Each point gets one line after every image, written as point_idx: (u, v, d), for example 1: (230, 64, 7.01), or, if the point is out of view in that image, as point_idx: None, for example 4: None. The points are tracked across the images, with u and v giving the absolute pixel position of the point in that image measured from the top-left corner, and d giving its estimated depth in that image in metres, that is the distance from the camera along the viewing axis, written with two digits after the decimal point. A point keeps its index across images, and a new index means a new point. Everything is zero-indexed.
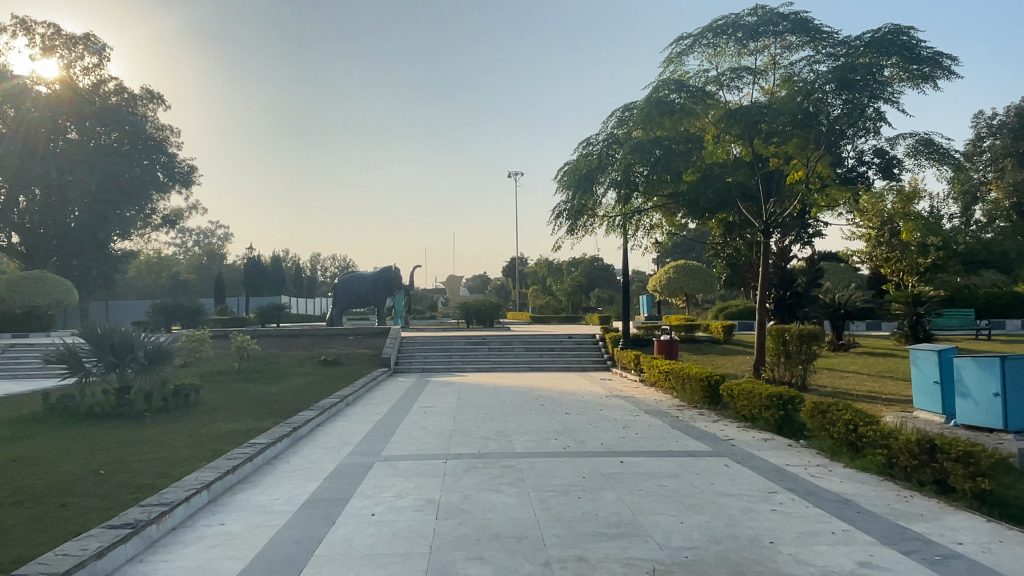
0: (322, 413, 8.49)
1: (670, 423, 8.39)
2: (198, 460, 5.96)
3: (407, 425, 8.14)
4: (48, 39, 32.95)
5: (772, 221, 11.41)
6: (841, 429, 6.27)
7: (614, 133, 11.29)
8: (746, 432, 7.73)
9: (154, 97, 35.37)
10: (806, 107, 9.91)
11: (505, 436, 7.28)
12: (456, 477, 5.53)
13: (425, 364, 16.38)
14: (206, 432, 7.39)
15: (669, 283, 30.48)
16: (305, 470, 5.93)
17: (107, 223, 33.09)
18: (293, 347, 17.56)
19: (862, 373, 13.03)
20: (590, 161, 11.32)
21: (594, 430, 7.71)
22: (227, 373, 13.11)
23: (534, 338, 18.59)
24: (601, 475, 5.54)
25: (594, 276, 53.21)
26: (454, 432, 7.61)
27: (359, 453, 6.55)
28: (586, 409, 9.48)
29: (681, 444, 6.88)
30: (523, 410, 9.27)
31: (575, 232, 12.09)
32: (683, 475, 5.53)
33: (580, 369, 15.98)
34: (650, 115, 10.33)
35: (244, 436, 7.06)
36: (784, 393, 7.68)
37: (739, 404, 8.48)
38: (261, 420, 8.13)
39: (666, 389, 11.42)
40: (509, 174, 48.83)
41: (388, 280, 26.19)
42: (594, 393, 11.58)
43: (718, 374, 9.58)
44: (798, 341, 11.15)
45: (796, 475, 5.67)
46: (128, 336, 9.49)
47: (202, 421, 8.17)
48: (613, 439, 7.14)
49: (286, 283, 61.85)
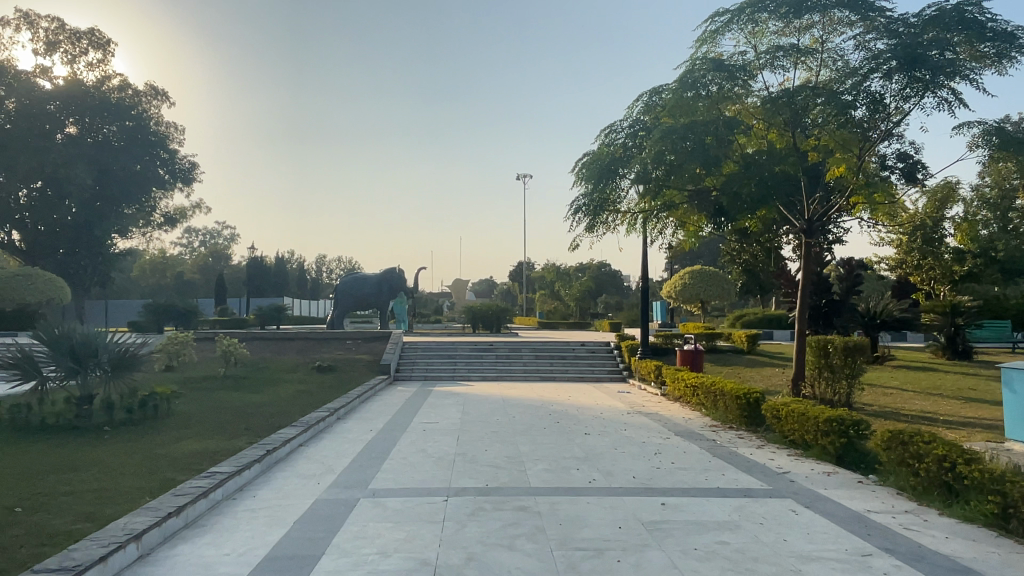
0: (306, 430, 7.36)
1: (708, 447, 7.24)
2: (140, 495, 4.83)
3: (404, 448, 7.00)
4: (51, 33, 32.00)
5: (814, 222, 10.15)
6: (931, 466, 5.14)
7: (641, 119, 10.12)
8: (800, 462, 6.58)
9: (158, 93, 34.42)
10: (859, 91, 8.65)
11: (517, 464, 6.13)
12: (459, 524, 4.39)
13: (428, 372, 15.25)
14: (169, 453, 6.30)
15: (684, 289, 29.25)
16: (273, 509, 4.81)
17: (105, 220, 32.14)
18: (287, 352, 16.44)
19: (908, 390, 11.84)
20: (612, 151, 10.20)
21: (621, 457, 6.56)
22: (211, 380, 12.02)
23: (543, 345, 17.46)
24: (641, 525, 4.39)
25: (602, 282, 51.90)
26: (458, 457, 6.48)
27: (341, 486, 5.41)
28: (608, 428, 8.33)
29: (730, 479, 5.73)
30: (537, 429, 8.12)
31: (595, 229, 10.95)
32: (744, 527, 4.38)
33: (595, 381, 14.80)
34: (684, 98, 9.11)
35: (208, 460, 5.95)
36: (845, 416, 6.54)
37: (787, 426, 7.38)
38: (232, 438, 7.02)
39: (694, 405, 10.27)
40: (519, 175, 47.96)
41: (391, 282, 25.12)
42: (614, 408, 10.43)
43: (758, 392, 8.43)
44: (841, 354, 10.01)
45: (887, 529, 4.52)
46: (90, 338, 8.35)
47: (164, 439, 7.06)
48: (647, 470, 5.99)
49: (291, 284, 60.99)
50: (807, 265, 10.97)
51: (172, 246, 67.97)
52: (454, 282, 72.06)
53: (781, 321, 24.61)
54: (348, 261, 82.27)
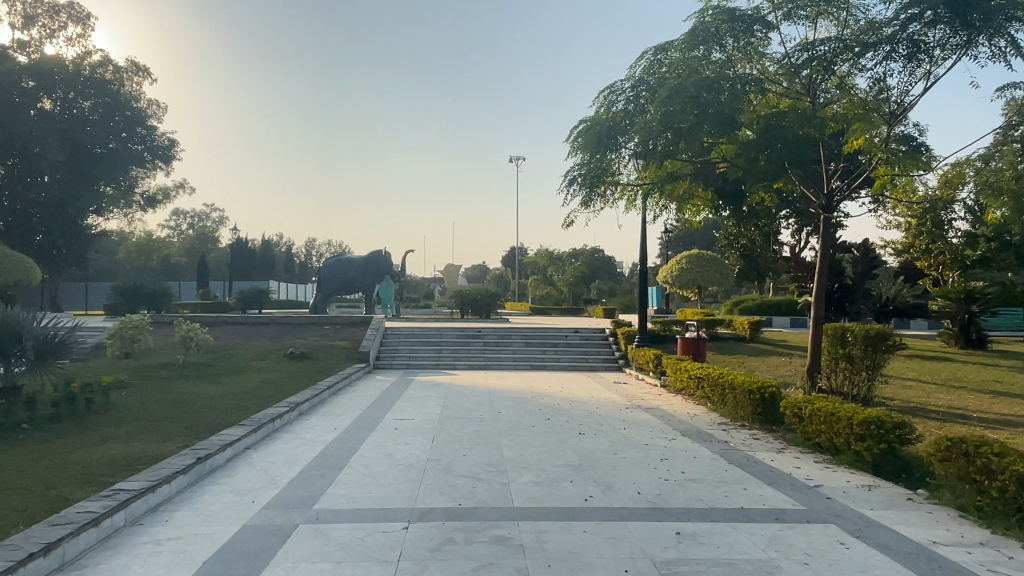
0: (253, 430, 6.32)
1: (722, 450, 6.28)
2: (12, 523, 3.79)
3: (367, 452, 5.98)
4: (28, 6, 30.35)
5: (831, 195, 9.00)
6: (1005, 484, 4.19)
7: (645, 79, 8.97)
8: (831, 471, 5.64)
9: (139, 69, 32.83)
10: (903, 38, 7.31)
11: (498, 475, 5.13)
12: (417, 567, 3.37)
13: (410, 360, 14.24)
14: (82, 458, 5.26)
15: (681, 274, 28.26)
16: (185, 541, 3.79)
17: (80, 198, 30.47)
18: (260, 337, 15.37)
19: (927, 383, 10.92)
20: (612, 116, 9.11)
21: (621, 464, 5.57)
22: (169, 368, 10.95)
23: (535, 331, 16.47)
24: (654, 567, 3.39)
25: (596, 267, 50.90)
26: (430, 464, 5.49)
27: (281, 506, 4.40)
28: (605, 427, 7.32)
29: (756, 497, 4.74)
30: (524, 428, 7.12)
31: (591, 205, 9.85)
32: (786, 571, 3.39)
33: (589, 370, 13.81)
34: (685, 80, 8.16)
35: (126, 469, 4.92)
36: (885, 417, 5.62)
37: (811, 428, 6.47)
38: (165, 441, 5.98)
39: (699, 399, 9.31)
40: (511, 159, 46.64)
41: (377, 265, 24.05)
42: (611, 402, 9.44)
43: (775, 387, 7.47)
44: (862, 344, 9.04)
45: (965, 568, 3.55)
46: (13, 321, 7.26)
47: (84, 440, 6.00)
48: (652, 483, 4.99)
49: (279, 268, 59.66)
50: (823, 246, 9.91)
51: (158, 228, 66.53)
52: (445, 267, 71.13)
53: (780, 307, 23.70)
54: (339, 245, 81.26)
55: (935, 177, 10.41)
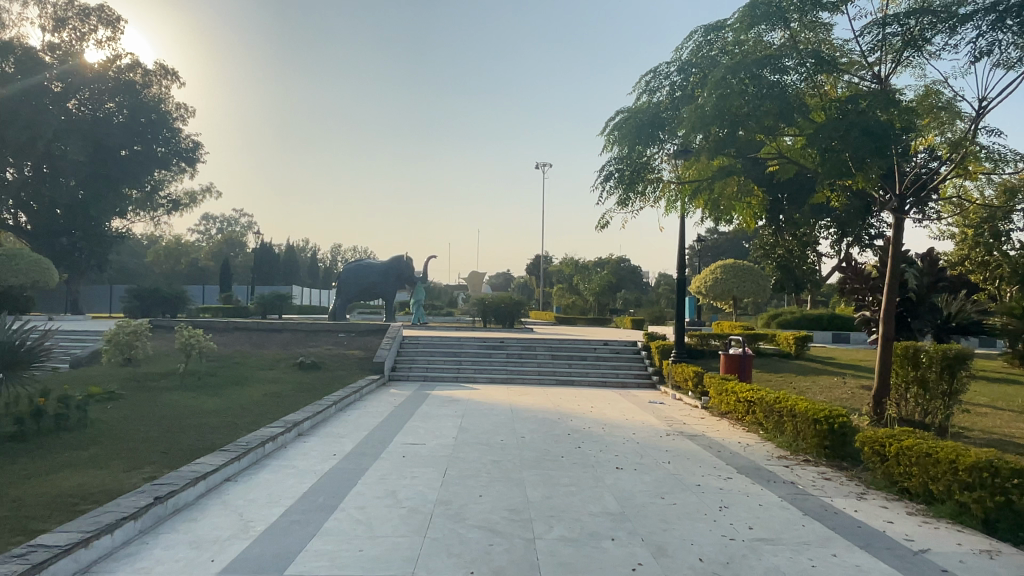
0: (236, 460, 5.40)
1: (792, 496, 5.21)
2: None
3: (366, 488, 5.04)
4: (59, 9, 30.15)
5: (905, 194, 7.89)
6: None
7: (691, 62, 7.98)
8: (932, 527, 4.58)
9: (168, 72, 32.47)
10: (1011, 5, 6.20)
11: (523, 527, 4.15)
12: None
13: (428, 372, 13.32)
14: (22, 494, 4.37)
15: (714, 284, 27.00)
16: None
17: (103, 200, 29.99)
18: (271, 345, 14.55)
19: (1005, 410, 9.65)
20: (654, 106, 8.17)
21: (674, 513, 4.56)
22: (166, 377, 10.17)
23: (561, 343, 15.45)
24: None
25: (622, 276, 49.66)
26: (440, 509, 4.52)
27: (245, 569, 3.45)
28: (646, 459, 6.29)
29: (852, 569, 3.69)
30: (552, 459, 6.12)
31: (628, 204, 8.86)
32: None
33: (620, 387, 12.74)
34: (744, 61, 7.13)
35: (65, 512, 4.02)
36: (1000, 461, 4.54)
37: (897, 470, 5.39)
38: (131, 470, 5.09)
39: (749, 424, 8.21)
40: (539, 164, 44.22)
41: (398, 270, 23.26)
42: (649, 426, 8.39)
43: (845, 417, 6.38)
44: (938, 366, 7.87)
45: None
46: None
47: (36, 466, 5.12)
48: (716, 545, 3.95)
49: (304, 274, 59.37)
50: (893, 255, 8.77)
51: (187, 233, 66.81)
52: (470, 275, 70.52)
53: (821, 321, 22.33)
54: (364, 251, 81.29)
55: (997, 181, 9.30)
